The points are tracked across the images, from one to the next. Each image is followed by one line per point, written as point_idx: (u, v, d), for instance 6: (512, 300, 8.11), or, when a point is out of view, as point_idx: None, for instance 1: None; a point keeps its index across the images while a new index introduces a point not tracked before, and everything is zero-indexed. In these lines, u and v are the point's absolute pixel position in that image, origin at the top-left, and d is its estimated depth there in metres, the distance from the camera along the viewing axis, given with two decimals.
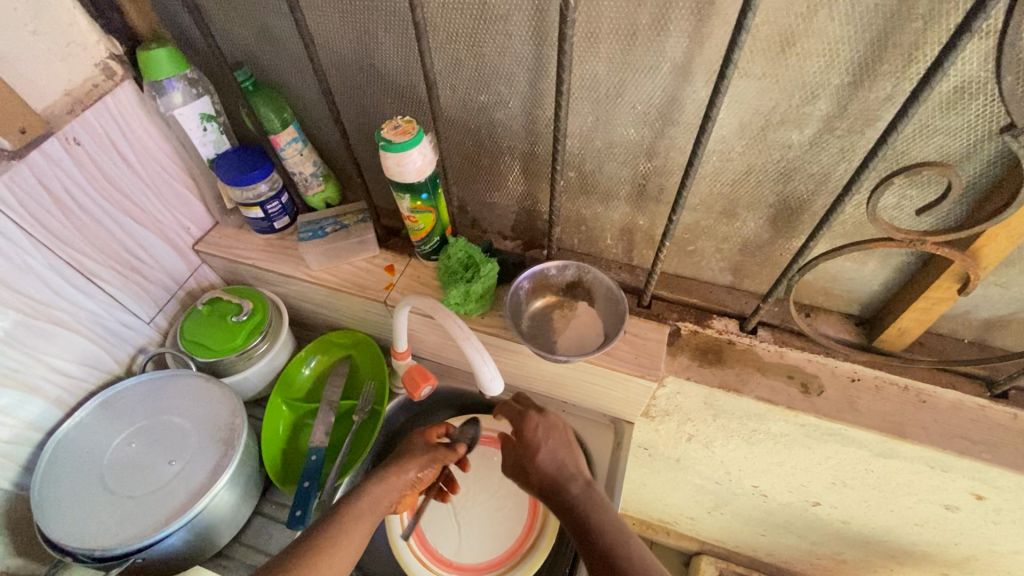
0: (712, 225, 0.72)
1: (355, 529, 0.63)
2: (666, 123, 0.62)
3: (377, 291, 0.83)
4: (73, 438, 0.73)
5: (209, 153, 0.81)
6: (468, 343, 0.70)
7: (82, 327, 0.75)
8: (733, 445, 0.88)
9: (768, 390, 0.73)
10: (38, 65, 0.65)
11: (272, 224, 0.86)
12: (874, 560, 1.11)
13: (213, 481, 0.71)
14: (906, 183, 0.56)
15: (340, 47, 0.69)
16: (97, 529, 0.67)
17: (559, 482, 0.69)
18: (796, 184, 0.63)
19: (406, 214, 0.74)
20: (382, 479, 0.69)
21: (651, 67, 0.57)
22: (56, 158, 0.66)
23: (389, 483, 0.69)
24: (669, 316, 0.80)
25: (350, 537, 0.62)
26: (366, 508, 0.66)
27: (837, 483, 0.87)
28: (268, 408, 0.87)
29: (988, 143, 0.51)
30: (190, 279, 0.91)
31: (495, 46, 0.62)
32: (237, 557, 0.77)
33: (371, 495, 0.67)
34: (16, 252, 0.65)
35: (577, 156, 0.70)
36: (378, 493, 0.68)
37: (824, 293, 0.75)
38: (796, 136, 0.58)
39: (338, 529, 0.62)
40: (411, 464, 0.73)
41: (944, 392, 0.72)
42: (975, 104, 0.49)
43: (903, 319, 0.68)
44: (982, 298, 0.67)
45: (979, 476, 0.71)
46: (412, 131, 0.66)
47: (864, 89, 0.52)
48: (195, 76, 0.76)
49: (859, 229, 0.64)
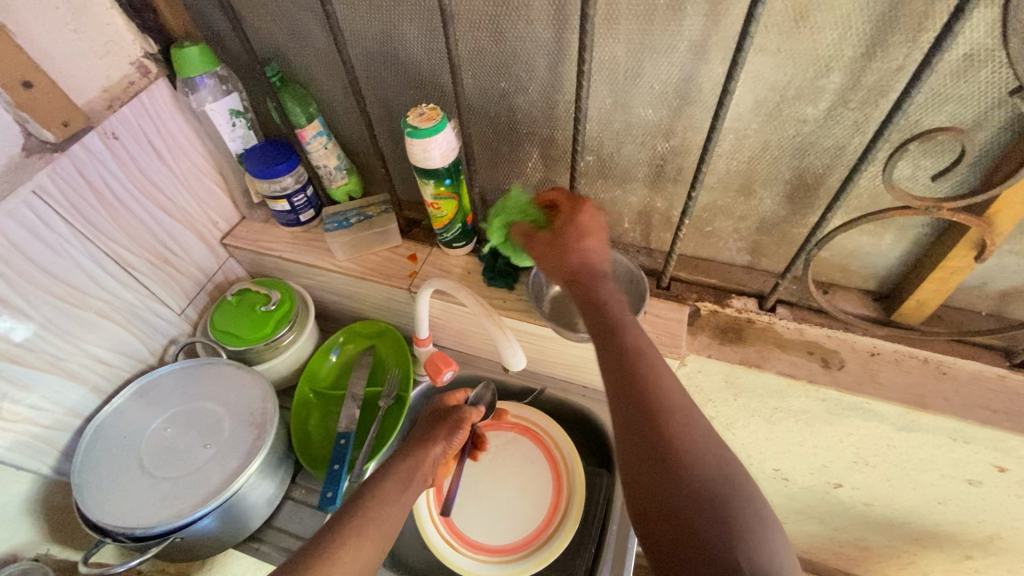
0: (730, 204, 0.73)
1: (381, 508, 0.62)
2: (684, 102, 0.64)
3: (401, 278, 0.86)
4: (111, 424, 0.75)
5: (237, 148, 0.84)
6: (490, 321, 0.74)
7: (118, 317, 0.78)
8: (754, 426, 0.89)
9: (789, 365, 0.74)
10: (79, 62, 0.68)
11: (298, 217, 0.89)
12: (898, 544, 1.11)
13: (247, 464, 0.73)
14: (920, 152, 0.58)
15: (365, 40, 0.71)
16: (136, 510, 0.69)
17: (634, 367, 0.51)
18: (812, 159, 0.64)
19: (430, 201, 0.76)
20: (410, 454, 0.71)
21: (668, 46, 0.59)
22: (96, 152, 0.69)
23: (420, 457, 0.71)
24: (688, 297, 0.81)
25: (380, 517, 0.61)
26: (402, 483, 0.66)
27: (859, 461, 0.88)
28: (296, 397, 0.90)
29: (999, 109, 0.53)
30: (218, 272, 0.93)
31: (516, 33, 0.64)
32: (270, 541, 0.80)
33: (404, 469, 0.68)
34: (58, 242, 0.68)
35: (596, 140, 0.72)
36: (412, 467, 0.69)
37: (841, 269, 0.76)
38: (811, 110, 0.60)
39: (367, 513, 0.61)
40: (440, 436, 0.74)
41: (962, 363, 0.73)
42: (984, 71, 0.51)
43: (920, 290, 0.69)
44: (998, 268, 0.68)
45: (1001, 446, 0.72)
46: (437, 118, 0.68)
47: (877, 59, 0.54)
48: (225, 73, 0.79)
49: (874, 202, 0.65)
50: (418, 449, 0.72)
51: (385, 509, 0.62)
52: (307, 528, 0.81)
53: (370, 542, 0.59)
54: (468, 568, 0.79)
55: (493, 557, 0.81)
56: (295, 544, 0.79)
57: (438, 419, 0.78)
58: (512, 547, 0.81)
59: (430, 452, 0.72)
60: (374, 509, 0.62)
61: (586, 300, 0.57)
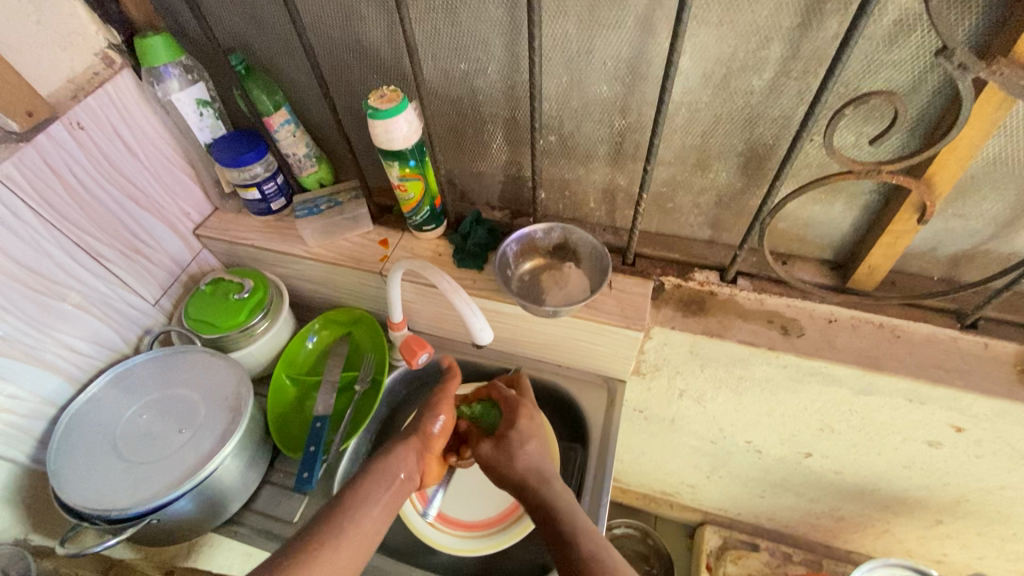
0: (688, 177, 0.75)
1: (348, 516, 0.62)
2: (636, 78, 0.66)
3: (372, 263, 0.87)
4: (86, 412, 0.76)
5: (206, 138, 0.84)
6: (457, 296, 0.74)
7: (92, 307, 0.79)
8: (723, 398, 0.91)
9: (749, 334, 0.77)
10: (44, 53, 0.69)
11: (269, 206, 0.90)
12: (871, 513, 1.14)
13: (221, 446, 0.74)
14: (859, 119, 0.60)
15: (327, 26, 0.73)
16: (112, 494, 0.70)
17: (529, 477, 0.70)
18: (761, 130, 0.66)
19: (397, 183, 0.78)
20: (393, 450, 0.71)
21: (616, 22, 0.62)
22: (62, 143, 0.70)
23: (404, 452, 0.71)
24: (653, 271, 0.83)
25: (358, 522, 0.62)
26: (387, 483, 0.67)
27: (824, 428, 0.90)
28: (272, 383, 0.90)
29: (931, 73, 0.55)
30: (192, 262, 0.94)
31: (471, 14, 0.66)
32: (249, 523, 0.81)
33: (386, 467, 0.68)
34: (27, 231, 0.69)
35: (556, 119, 0.74)
36: (395, 464, 0.69)
37: (798, 240, 0.79)
38: (756, 81, 0.62)
39: (346, 517, 0.62)
40: (422, 430, 0.74)
41: (916, 326, 0.75)
42: (913, 37, 0.54)
43: (871, 256, 0.72)
44: (944, 232, 0.70)
45: (956, 406, 0.75)
46: (398, 99, 0.70)
47: (812, 28, 0.56)
48: (190, 63, 0.80)
49: (823, 170, 0.68)
50: (402, 445, 0.72)
51: (364, 513, 0.63)
52: (284, 510, 0.82)
53: (350, 545, 0.60)
54: (443, 543, 0.81)
55: (467, 533, 0.82)
56: (274, 525, 0.80)
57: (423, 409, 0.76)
58: (487, 522, 0.83)
59: (410, 444, 0.72)
60: (354, 514, 0.63)
61: (536, 506, 0.67)
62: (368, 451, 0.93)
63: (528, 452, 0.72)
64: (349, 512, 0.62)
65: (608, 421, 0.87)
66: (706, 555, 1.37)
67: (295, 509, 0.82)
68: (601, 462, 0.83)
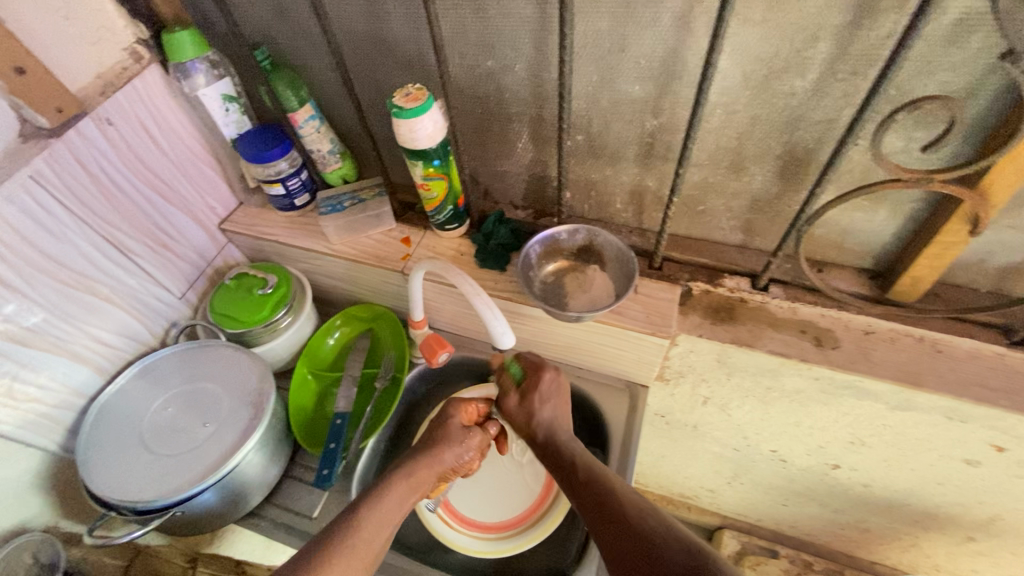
0: (721, 180, 0.72)
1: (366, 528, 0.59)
2: (670, 77, 0.63)
3: (394, 261, 0.86)
4: (114, 403, 0.78)
5: (232, 133, 0.85)
6: (478, 298, 0.72)
7: (120, 300, 0.80)
8: (749, 406, 0.89)
9: (781, 344, 0.74)
10: (74, 49, 0.70)
11: (293, 202, 0.90)
12: (899, 527, 1.10)
13: (244, 441, 0.75)
14: (911, 123, 0.57)
15: (353, 21, 0.72)
16: (138, 486, 0.71)
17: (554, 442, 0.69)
18: (802, 133, 0.63)
19: (420, 182, 0.77)
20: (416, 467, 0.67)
21: (652, 18, 0.59)
22: (91, 138, 0.70)
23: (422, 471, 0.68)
24: (681, 277, 0.81)
25: (370, 538, 0.59)
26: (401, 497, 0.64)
27: (855, 442, 0.87)
28: (295, 378, 0.91)
29: (992, 76, 0.52)
30: (217, 256, 0.95)
31: (500, 10, 0.64)
32: (270, 516, 0.82)
33: (397, 487, 0.65)
34: (57, 226, 0.69)
35: (585, 118, 0.71)
36: (408, 484, 0.66)
37: (836, 247, 0.75)
38: (800, 83, 0.59)
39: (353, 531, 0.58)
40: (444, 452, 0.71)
41: (959, 341, 0.72)
42: (975, 37, 0.50)
43: (915, 267, 0.68)
44: (996, 244, 0.66)
45: (999, 426, 0.71)
46: (423, 97, 0.68)
47: (864, 27, 0.53)
48: (217, 58, 0.80)
49: (867, 176, 0.64)
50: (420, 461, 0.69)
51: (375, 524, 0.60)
52: (304, 505, 0.82)
53: (368, 548, 0.58)
54: (456, 541, 0.80)
55: (481, 533, 0.82)
56: (294, 519, 0.81)
57: (444, 426, 0.73)
58: (505, 525, 0.82)
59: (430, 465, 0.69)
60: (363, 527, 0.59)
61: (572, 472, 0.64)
62: (388, 448, 0.93)
63: (543, 419, 0.70)
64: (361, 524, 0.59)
65: (630, 426, 0.85)
66: (724, 559, 1.35)
67: (314, 504, 0.82)
68: (621, 468, 0.81)
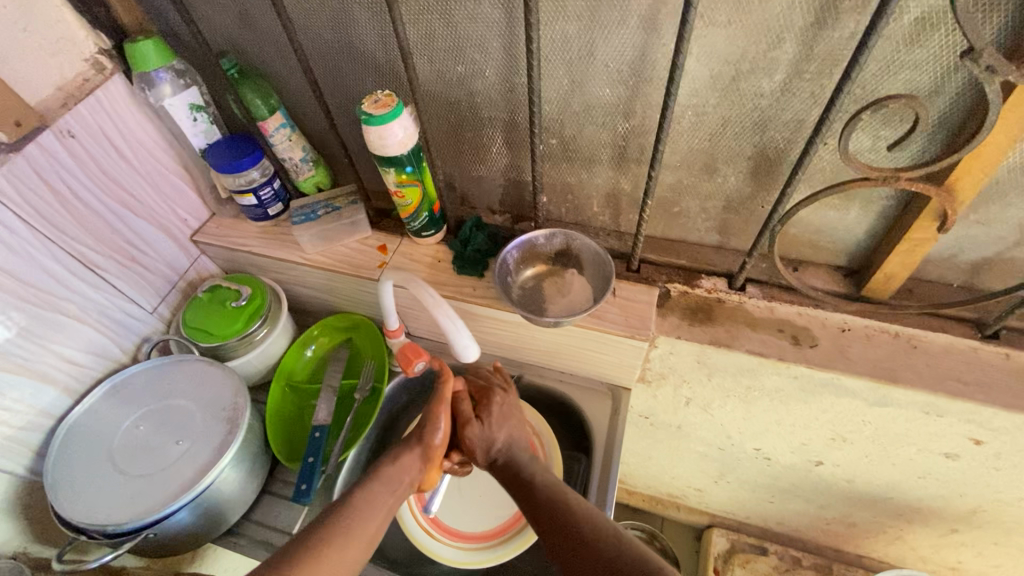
0: (694, 182, 0.72)
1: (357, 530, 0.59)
2: (640, 80, 0.63)
3: (371, 270, 0.85)
4: (83, 424, 0.76)
5: (201, 143, 0.83)
6: (439, 311, 0.72)
7: (88, 317, 0.78)
8: (731, 406, 0.89)
9: (759, 344, 0.74)
10: (32, 60, 0.68)
11: (266, 211, 0.88)
12: (884, 520, 1.11)
13: (218, 458, 0.73)
14: (877, 121, 0.57)
15: (318, 27, 0.71)
16: (108, 508, 0.70)
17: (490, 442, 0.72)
18: (772, 134, 0.63)
19: (393, 189, 0.75)
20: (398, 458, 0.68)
21: (619, 22, 0.59)
22: (52, 151, 0.68)
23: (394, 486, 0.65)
24: (658, 279, 0.80)
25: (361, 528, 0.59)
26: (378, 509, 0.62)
27: (837, 438, 0.87)
28: (272, 392, 0.89)
29: (956, 73, 0.52)
30: (190, 269, 0.93)
31: (467, 15, 0.63)
32: (249, 533, 0.80)
33: (371, 496, 0.63)
34: (19, 243, 0.67)
35: (556, 122, 0.71)
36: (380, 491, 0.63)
37: (811, 246, 0.75)
38: (767, 83, 0.59)
39: (332, 545, 0.56)
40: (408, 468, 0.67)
41: (934, 336, 0.72)
42: (937, 35, 0.50)
43: (887, 264, 0.68)
44: (966, 239, 0.67)
45: (975, 419, 0.71)
46: (392, 103, 0.67)
47: (827, 28, 0.53)
48: (182, 67, 0.79)
49: (837, 175, 0.65)
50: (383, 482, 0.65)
51: (348, 540, 0.58)
52: (284, 520, 0.81)
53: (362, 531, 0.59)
54: (441, 553, 0.79)
55: (464, 545, 0.80)
56: (273, 536, 0.80)
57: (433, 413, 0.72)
58: (488, 534, 0.81)
59: (397, 480, 0.66)
60: (337, 548, 0.56)
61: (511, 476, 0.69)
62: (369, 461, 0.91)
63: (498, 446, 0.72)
64: (334, 541, 0.57)
65: (612, 429, 0.84)
66: (714, 558, 1.35)
67: (294, 520, 0.81)
68: (605, 473, 0.80)
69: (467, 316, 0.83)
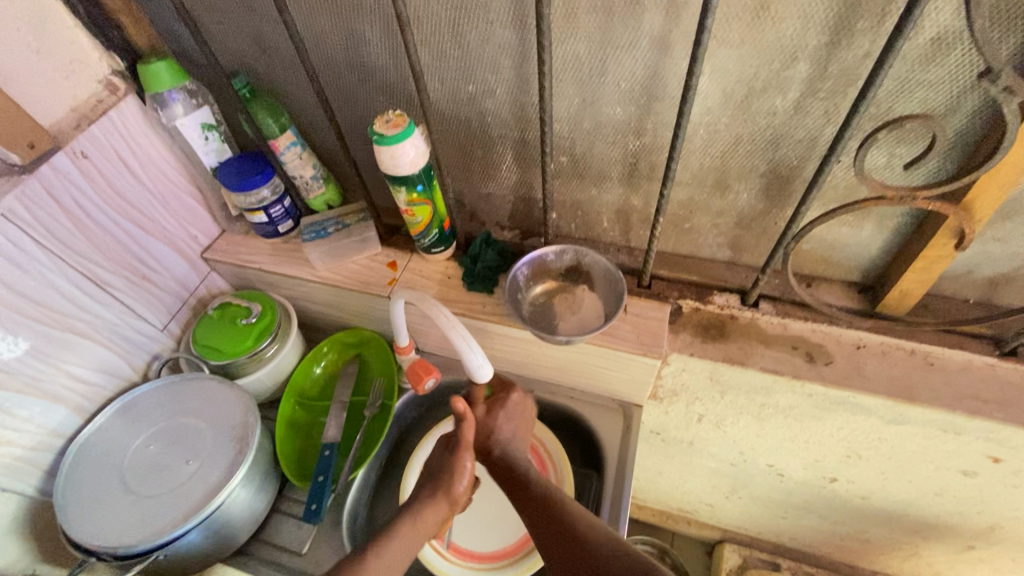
0: (706, 199, 0.72)
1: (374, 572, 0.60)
2: (652, 99, 0.63)
3: (380, 287, 0.85)
4: (93, 443, 0.76)
5: (212, 162, 0.84)
6: (454, 331, 0.70)
7: (99, 336, 0.78)
8: (744, 423, 0.88)
9: (772, 362, 0.73)
10: (46, 82, 0.69)
11: (276, 228, 0.88)
12: (899, 537, 1.09)
13: (229, 478, 0.73)
14: (893, 140, 0.57)
15: (330, 48, 0.71)
16: (119, 529, 0.69)
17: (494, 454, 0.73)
18: (785, 151, 0.63)
19: (404, 208, 0.76)
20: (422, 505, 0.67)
21: (631, 42, 0.59)
22: (65, 172, 0.69)
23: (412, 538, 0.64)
24: (670, 295, 0.80)
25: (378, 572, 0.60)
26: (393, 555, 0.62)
27: (852, 455, 0.86)
28: (281, 409, 0.89)
29: (971, 93, 0.52)
30: (200, 286, 0.93)
31: (478, 35, 0.64)
32: (258, 554, 0.79)
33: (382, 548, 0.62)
34: (31, 264, 0.68)
35: (567, 140, 0.71)
36: (394, 547, 0.63)
37: (824, 262, 0.75)
38: (780, 101, 0.59)
39: None
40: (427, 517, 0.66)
41: (950, 353, 0.71)
42: (953, 55, 0.50)
43: (903, 281, 0.68)
44: (982, 255, 0.66)
45: (993, 437, 0.70)
46: (404, 124, 0.67)
47: (841, 47, 0.53)
48: (194, 87, 0.80)
49: (850, 192, 0.64)
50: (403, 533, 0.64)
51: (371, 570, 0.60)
52: (294, 540, 0.80)
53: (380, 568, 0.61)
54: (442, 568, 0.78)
55: (466, 562, 0.79)
56: (282, 556, 0.79)
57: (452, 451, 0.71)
58: (491, 555, 0.80)
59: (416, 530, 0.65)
60: None
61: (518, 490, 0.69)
62: (379, 478, 0.91)
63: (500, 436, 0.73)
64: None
65: (624, 447, 0.83)
66: None
67: (303, 539, 0.80)
68: (617, 492, 0.79)
69: (478, 333, 0.83)
